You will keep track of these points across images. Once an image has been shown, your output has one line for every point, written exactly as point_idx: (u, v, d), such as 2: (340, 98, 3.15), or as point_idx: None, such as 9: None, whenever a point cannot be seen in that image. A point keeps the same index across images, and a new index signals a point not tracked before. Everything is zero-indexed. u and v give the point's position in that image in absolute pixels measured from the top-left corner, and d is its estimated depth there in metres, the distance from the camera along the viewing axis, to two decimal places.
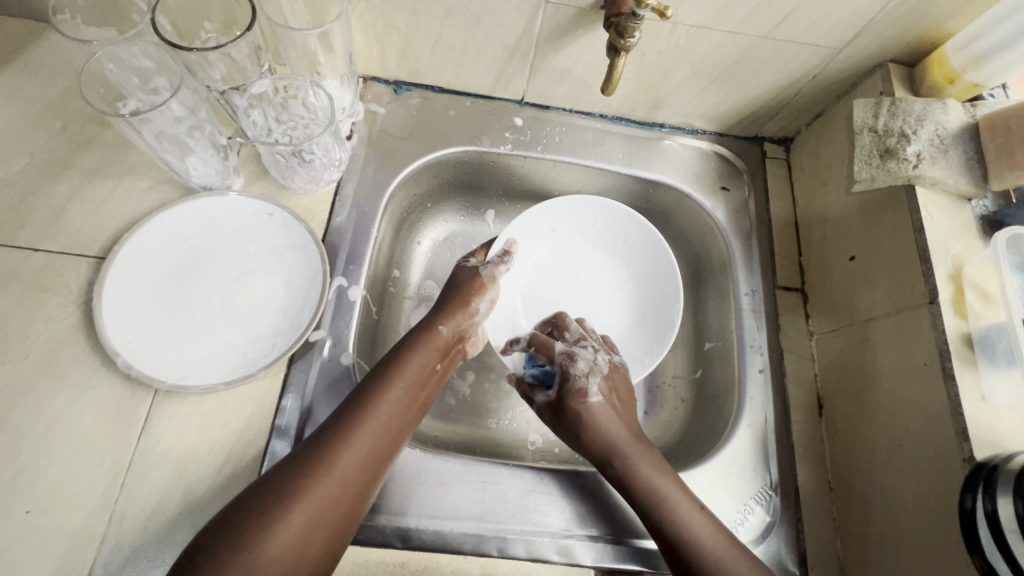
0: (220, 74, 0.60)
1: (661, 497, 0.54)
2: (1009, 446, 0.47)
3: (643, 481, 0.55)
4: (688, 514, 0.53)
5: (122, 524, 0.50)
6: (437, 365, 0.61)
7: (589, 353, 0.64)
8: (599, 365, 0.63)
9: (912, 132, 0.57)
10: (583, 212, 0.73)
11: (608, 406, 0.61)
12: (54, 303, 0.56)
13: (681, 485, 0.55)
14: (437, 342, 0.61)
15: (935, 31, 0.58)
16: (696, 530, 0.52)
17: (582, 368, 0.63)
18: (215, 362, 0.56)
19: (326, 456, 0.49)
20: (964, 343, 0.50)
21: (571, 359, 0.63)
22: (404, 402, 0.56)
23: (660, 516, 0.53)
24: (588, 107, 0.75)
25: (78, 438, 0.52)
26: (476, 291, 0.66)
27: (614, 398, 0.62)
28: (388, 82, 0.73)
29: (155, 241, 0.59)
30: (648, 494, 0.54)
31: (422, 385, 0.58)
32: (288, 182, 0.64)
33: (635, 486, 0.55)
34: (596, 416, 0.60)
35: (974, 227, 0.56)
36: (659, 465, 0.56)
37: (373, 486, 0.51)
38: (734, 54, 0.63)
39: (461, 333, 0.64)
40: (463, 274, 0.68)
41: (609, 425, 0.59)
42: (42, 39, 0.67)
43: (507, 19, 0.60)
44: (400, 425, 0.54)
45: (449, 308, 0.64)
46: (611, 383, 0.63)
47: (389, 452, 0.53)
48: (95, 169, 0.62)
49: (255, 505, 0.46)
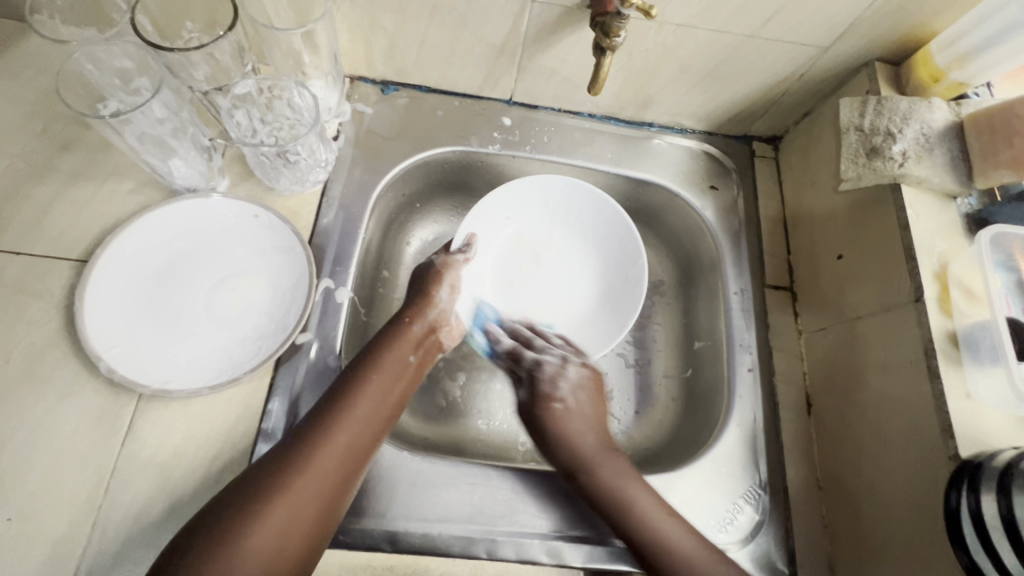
0: (203, 75, 0.59)
1: (630, 505, 0.54)
2: (994, 443, 0.48)
3: (612, 488, 0.55)
4: (659, 522, 0.53)
5: (105, 532, 0.49)
6: (411, 358, 0.60)
7: (556, 358, 0.66)
8: (569, 369, 0.65)
9: (898, 131, 0.58)
10: (533, 193, 0.72)
11: (574, 410, 0.62)
12: (35, 308, 0.55)
13: (654, 492, 0.55)
14: (410, 337, 0.61)
15: (920, 30, 0.59)
16: (669, 536, 0.52)
17: (551, 369, 0.65)
18: (200, 366, 0.55)
19: (302, 454, 0.49)
20: (949, 341, 0.51)
21: (539, 363, 0.65)
22: (378, 398, 0.55)
23: (625, 522, 0.53)
24: (577, 106, 0.75)
25: (61, 444, 0.51)
26: (435, 282, 0.66)
27: (583, 401, 0.63)
28: (375, 82, 0.73)
29: (138, 243, 0.58)
30: (616, 500, 0.54)
31: (396, 380, 0.57)
32: (273, 184, 0.64)
33: (603, 495, 0.55)
34: (564, 421, 0.60)
35: (960, 225, 0.57)
36: (627, 472, 0.57)
37: (352, 483, 0.51)
38: (721, 53, 0.63)
39: (432, 325, 0.64)
40: (421, 271, 0.67)
41: (576, 431, 0.60)
42: (22, 40, 0.66)
43: (493, 18, 0.60)
44: (377, 420, 0.54)
45: (415, 305, 0.64)
46: (581, 387, 0.64)
47: (367, 447, 0.52)
48: (78, 171, 0.62)
49: (233, 503, 0.46)
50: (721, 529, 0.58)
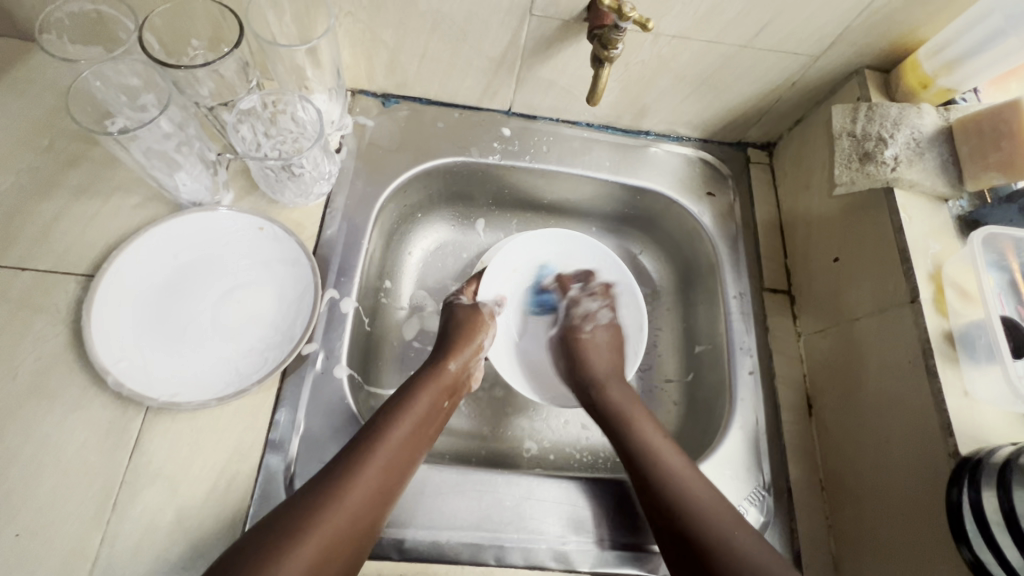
0: (208, 91, 0.60)
1: (628, 421, 0.60)
2: (992, 439, 0.48)
3: (611, 404, 0.62)
4: (648, 437, 0.58)
5: (114, 545, 0.49)
6: (445, 402, 0.61)
7: (594, 303, 0.73)
8: (601, 316, 0.72)
9: (889, 136, 0.59)
10: (550, 252, 0.76)
11: (596, 343, 0.69)
12: (42, 323, 0.55)
13: (656, 425, 0.60)
14: (446, 378, 0.62)
15: (908, 38, 0.60)
16: (653, 446, 0.57)
17: (583, 311, 0.72)
18: (207, 378, 0.56)
19: (339, 490, 0.49)
20: (945, 341, 0.52)
21: (576, 303, 0.73)
22: (413, 438, 0.55)
23: (621, 433, 0.59)
24: (575, 116, 0.76)
25: (69, 458, 0.52)
26: (478, 328, 0.67)
27: (608, 339, 0.70)
28: (376, 95, 0.74)
29: (145, 257, 0.59)
30: (614, 416, 0.61)
31: (430, 422, 0.58)
32: (278, 197, 0.65)
33: (608, 411, 0.62)
34: (585, 349, 0.68)
35: (952, 226, 0.58)
36: (630, 394, 0.64)
37: (381, 521, 0.51)
38: (715, 63, 0.65)
39: (468, 370, 0.64)
40: (461, 312, 0.69)
41: (593, 355, 0.67)
42: (27, 58, 0.67)
43: (493, 32, 0.62)
44: (409, 459, 0.54)
45: (455, 346, 0.64)
46: (608, 331, 0.71)
47: (397, 486, 0.52)
48: (83, 186, 0.62)
49: (263, 542, 0.45)
50: None
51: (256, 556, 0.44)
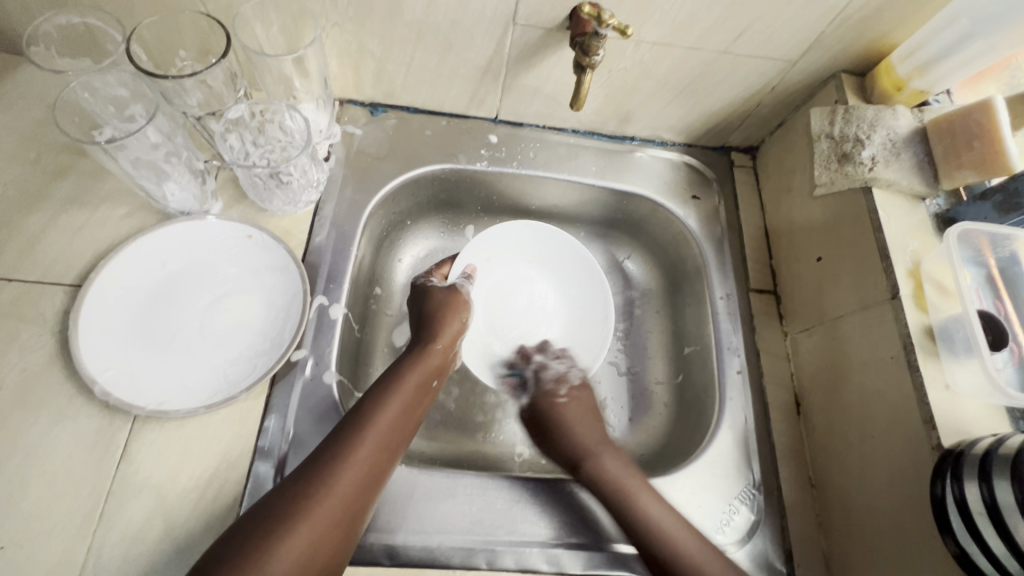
0: (196, 101, 0.60)
1: (629, 493, 0.56)
2: (973, 430, 0.49)
3: (606, 475, 0.58)
4: (660, 516, 0.55)
5: (101, 556, 0.49)
6: (432, 382, 0.61)
7: (564, 366, 0.71)
8: (573, 377, 0.70)
9: (866, 136, 0.61)
10: (517, 244, 0.77)
11: (574, 403, 0.67)
12: (28, 334, 0.55)
13: (653, 490, 0.57)
14: (432, 359, 0.61)
15: (881, 42, 0.62)
16: (665, 527, 0.54)
17: (555, 374, 0.70)
18: (195, 386, 0.56)
19: (329, 475, 0.49)
20: (926, 335, 0.53)
21: (545, 367, 0.71)
22: (402, 417, 0.55)
23: (625, 513, 0.55)
24: (561, 122, 0.77)
25: (55, 469, 0.51)
26: (458, 308, 0.67)
27: (580, 408, 0.66)
28: (364, 104, 0.75)
29: (133, 266, 0.59)
30: (615, 492, 0.57)
31: (418, 401, 0.58)
32: (266, 206, 0.65)
33: (606, 482, 0.58)
34: (564, 413, 0.65)
35: (929, 224, 0.59)
36: (626, 463, 0.60)
37: (372, 503, 0.51)
38: (695, 69, 0.66)
39: (453, 350, 0.65)
40: (438, 294, 0.67)
41: (576, 425, 0.64)
42: (15, 73, 0.67)
43: (478, 40, 0.63)
44: (398, 441, 0.54)
45: (437, 326, 0.64)
46: (581, 392, 0.68)
47: (389, 462, 0.53)
48: (71, 198, 0.62)
49: (255, 532, 0.45)
50: (717, 531, 0.59)
51: (250, 546, 0.44)
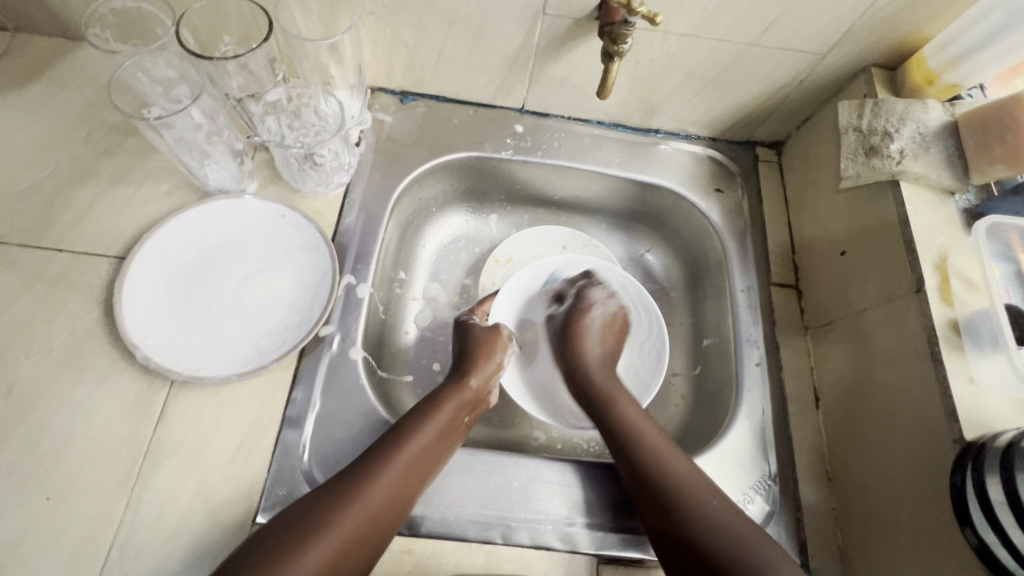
0: (237, 84, 0.63)
1: (608, 394, 0.63)
2: (996, 425, 0.49)
3: (596, 381, 0.65)
4: (631, 415, 0.60)
5: (138, 510, 0.52)
6: (465, 418, 0.61)
7: (606, 292, 0.73)
8: (612, 301, 0.73)
9: (895, 130, 0.61)
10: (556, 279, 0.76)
11: (600, 334, 0.70)
12: (76, 301, 0.59)
13: (638, 406, 0.62)
14: (466, 396, 0.61)
15: (913, 36, 0.62)
16: (636, 424, 0.59)
17: (592, 296, 0.72)
18: (228, 356, 0.58)
19: (358, 493, 0.50)
20: (951, 329, 0.52)
21: (592, 286, 0.73)
22: (432, 448, 0.55)
23: (602, 411, 0.62)
24: (586, 114, 0.78)
25: (97, 428, 0.54)
26: (497, 347, 0.67)
27: (606, 330, 0.71)
28: (395, 92, 0.77)
29: (173, 240, 0.62)
30: (599, 394, 0.64)
31: (449, 436, 0.57)
32: (299, 186, 0.68)
33: (595, 391, 0.64)
34: (584, 332, 0.70)
35: (958, 219, 0.59)
36: (615, 381, 0.66)
37: (398, 524, 0.51)
38: (723, 61, 0.67)
39: (488, 390, 0.64)
40: (477, 331, 0.68)
41: (586, 343, 0.69)
42: (68, 56, 0.71)
43: (507, 31, 0.64)
44: (425, 471, 0.54)
45: (473, 362, 0.64)
46: (612, 320, 0.72)
47: (414, 491, 0.53)
48: (117, 175, 0.66)
49: (287, 534, 0.46)
50: None
51: (276, 547, 0.45)
